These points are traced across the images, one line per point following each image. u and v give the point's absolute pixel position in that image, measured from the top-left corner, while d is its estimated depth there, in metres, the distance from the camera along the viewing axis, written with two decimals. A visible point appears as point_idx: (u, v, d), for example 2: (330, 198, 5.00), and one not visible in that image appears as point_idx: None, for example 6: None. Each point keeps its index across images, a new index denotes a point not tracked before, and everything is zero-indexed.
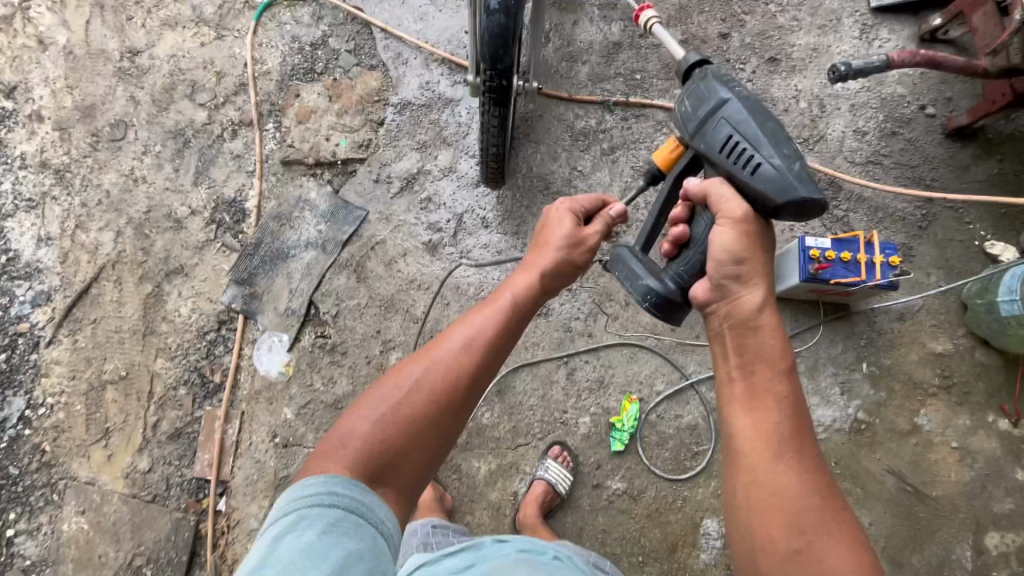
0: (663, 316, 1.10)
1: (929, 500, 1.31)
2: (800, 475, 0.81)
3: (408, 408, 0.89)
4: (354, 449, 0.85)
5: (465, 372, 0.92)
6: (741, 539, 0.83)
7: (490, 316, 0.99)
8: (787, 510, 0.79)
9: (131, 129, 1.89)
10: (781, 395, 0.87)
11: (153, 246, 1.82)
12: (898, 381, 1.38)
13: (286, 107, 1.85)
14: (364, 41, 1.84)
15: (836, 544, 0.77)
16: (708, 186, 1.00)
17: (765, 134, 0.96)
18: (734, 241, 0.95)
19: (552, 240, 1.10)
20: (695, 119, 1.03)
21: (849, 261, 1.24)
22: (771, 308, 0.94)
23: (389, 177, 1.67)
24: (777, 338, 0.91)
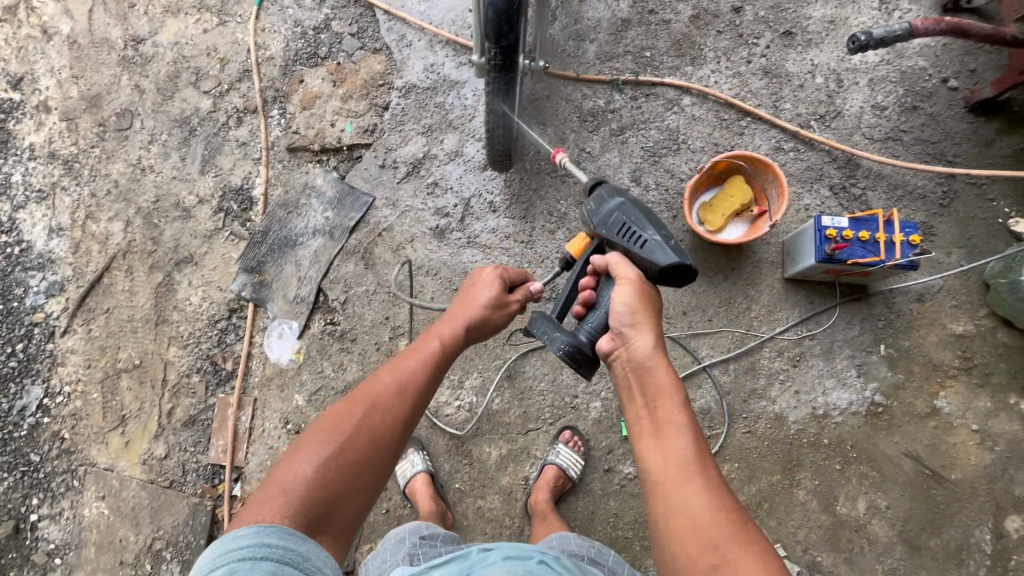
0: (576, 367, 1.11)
1: (947, 483, 1.29)
2: (706, 494, 0.81)
3: (349, 453, 0.92)
4: (294, 494, 0.86)
5: (397, 418, 0.98)
6: (667, 568, 0.79)
7: (416, 364, 1.06)
8: (699, 528, 0.78)
9: (137, 118, 1.89)
10: (681, 423, 0.88)
11: (162, 235, 1.83)
12: (916, 363, 1.35)
13: (290, 93, 1.83)
14: (367, 24, 1.80)
15: (752, 560, 0.74)
16: (607, 259, 1.12)
17: (648, 219, 1.13)
18: (630, 298, 1.04)
19: (476, 299, 1.18)
20: (593, 211, 1.18)
21: (868, 241, 1.20)
22: (661, 349, 0.99)
23: (395, 162, 1.65)
24: (670, 374, 0.95)
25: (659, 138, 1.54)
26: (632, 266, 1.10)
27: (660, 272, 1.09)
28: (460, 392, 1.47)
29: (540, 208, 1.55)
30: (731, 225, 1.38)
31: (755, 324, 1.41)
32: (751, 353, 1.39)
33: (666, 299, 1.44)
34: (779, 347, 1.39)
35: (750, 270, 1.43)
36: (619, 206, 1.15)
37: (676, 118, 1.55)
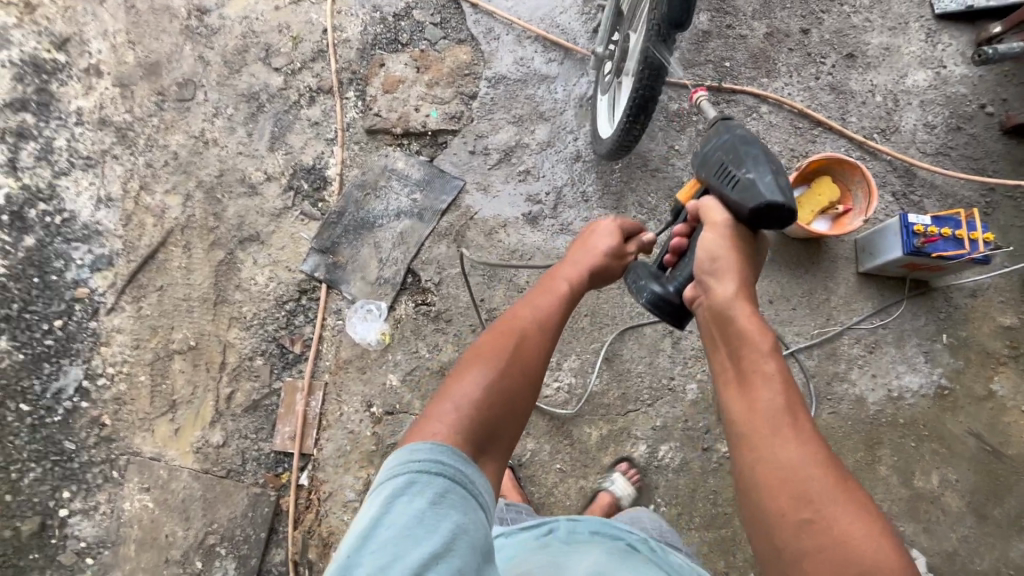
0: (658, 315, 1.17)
1: (1005, 458, 1.44)
2: (802, 446, 0.73)
3: (507, 376, 0.90)
4: (463, 411, 0.84)
5: (546, 346, 0.96)
6: (753, 523, 0.73)
7: (550, 299, 1.04)
8: (791, 480, 0.70)
9: (201, 90, 1.81)
10: (771, 371, 0.81)
11: (226, 212, 1.74)
12: (972, 351, 1.51)
13: (369, 76, 1.82)
14: (451, 15, 1.84)
15: (853, 515, 0.66)
16: (701, 203, 1.06)
17: (749, 157, 1.01)
18: (714, 245, 0.98)
19: (596, 243, 1.17)
20: (699, 153, 1.12)
21: (949, 236, 1.35)
22: (747, 296, 0.92)
23: (486, 149, 1.68)
24: (755, 321, 0.87)
25: None
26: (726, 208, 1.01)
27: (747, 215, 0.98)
28: (559, 373, 1.49)
29: (631, 199, 1.62)
30: (816, 220, 1.50)
31: (834, 313, 1.53)
32: (832, 340, 1.51)
33: (754, 288, 1.55)
34: (856, 334, 1.52)
35: (829, 263, 1.56)
36: (723, 147, 1.06)
37: (755, 124, 1.67)
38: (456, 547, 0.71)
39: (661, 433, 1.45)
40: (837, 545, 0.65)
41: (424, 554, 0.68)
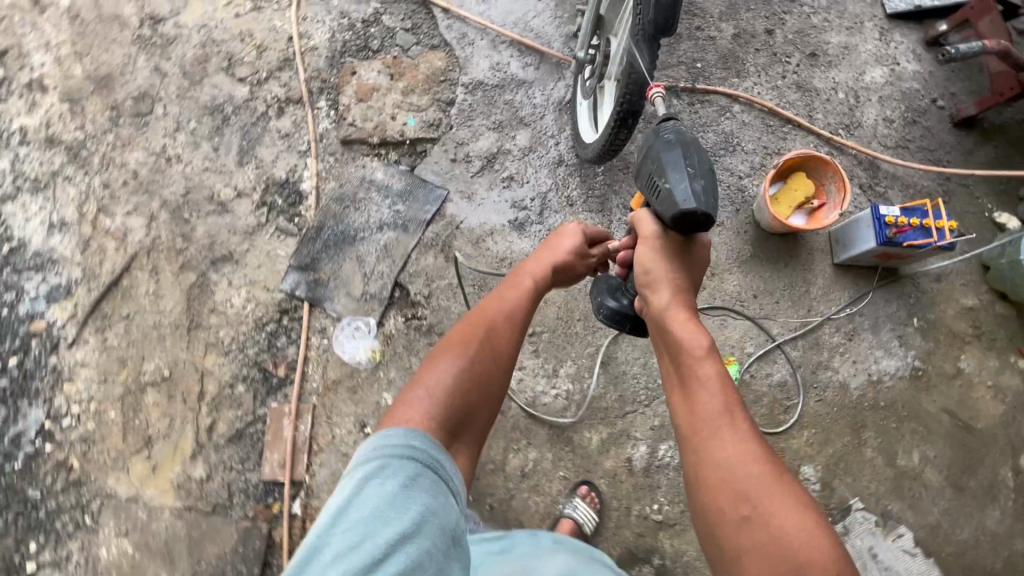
0: (619, 327, 1.31)
1: (975, 432, 1.53)
2: (738, 446, 0.86)
3: (476, 370, 0.97)
4: (434, 400, 0.92)
5: (510, 341, 1.03)
6: (700, 517, 0.85)
7: (515, 297, 1.11)
8: (730, 479, 0.83)
9: (159, 103, 1.70)
10: (709, 376, 0.95)
11: (194, 233, 1.65)
12: (941, 332, 1.60)
13: (341, 84, 1.76)
14: (422, 20, 1.80)
15: (786, 509, 0.78)
16: (636, 216, 1.17)
17: (670, 163, 1.04)
18: (649, 260, 1.12)
19: (562, 244, 1.23)
20: (636, 164, 1.16)
21: (918, 226, 1.42)
22: (681, 303, 1.08)
23: (468, 156, 1.65)
24: (694, 328, 1.03)
25: (717, 140, 1.69)
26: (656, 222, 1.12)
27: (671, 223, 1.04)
28: (556, 380, 1.49)
29: (616, 202, 1.62)
30: (793, 215, 1.55)
31: (814, 304, 1.59)
32: (814, 330, 1.57)
33: (738, 284, 1.59)
34: (836, 323, 1.58)
35: (807, 256, 1.61)
36: (650, 156, 1.10)
37: (729, 123, 1.71)
38: (425, 529, 0.77)
39: (660, 433, 1.47)
40: (773, 537, 0.76)
41: (392, 535, 0.74)
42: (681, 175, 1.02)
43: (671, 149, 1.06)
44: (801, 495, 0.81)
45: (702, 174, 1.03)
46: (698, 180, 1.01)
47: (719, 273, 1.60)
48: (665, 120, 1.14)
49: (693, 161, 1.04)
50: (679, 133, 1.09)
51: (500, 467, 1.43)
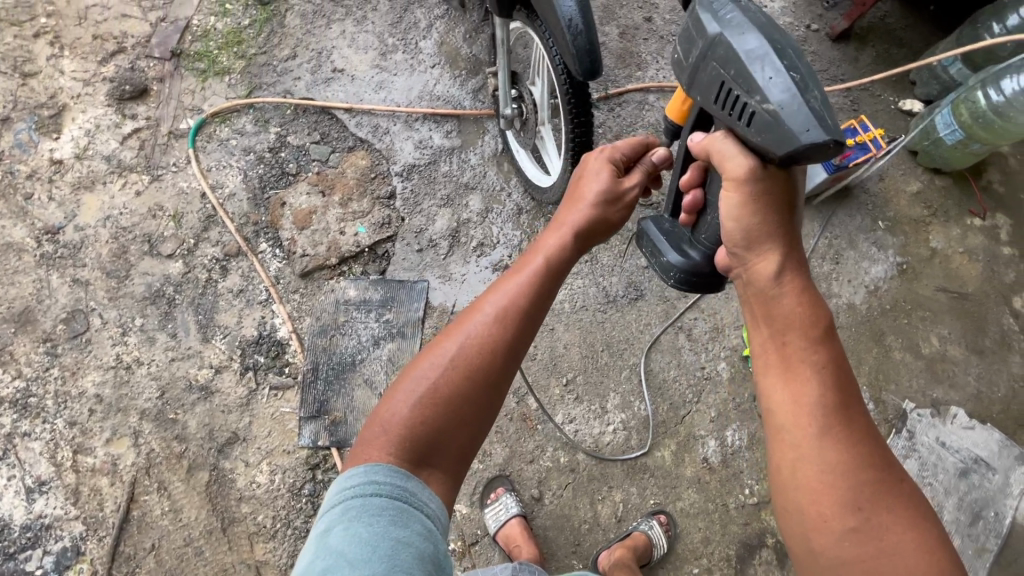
0: (692, 290, 1.04)
1: (969, 296, 1.67)
2: (850, 450, 0.69)
3: (445, 389, 0.79)
4: (395, 432, 0.76)
5: (495, 348, 0.82)
6: (789, 516, 0.72)
7: (519, 283, 0.88)
8: (839, 487, 0.68)
9: (94, 314, 1.58)
10: (819, 362, 0.73)
11: (188, 428, 1.52)
12: (905, 224, 1.73)
13: (275, 220, 1.69)
14: (328, 127, 1.77)
15: (897, 525, 0.67)
16: (711, 146, 0.82)
17: (758, 69, 0.71)
18: (741, 212, 0.78)
19: (585, 192, 0.98)
20: (687, 63, 0.82)
21: (855, 145, 1.56)
22: (794, 273, 0.78)
23: (432, 240, 1.65)
24: (803, 302, 0.77)
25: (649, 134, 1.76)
26: (745, 153, 0.77)
27: (780, 162, 0.72)
28: (609, 416, 1.49)
29: None
30: None
31: None
32: None
33: None
34: (820, 253, 1.68)
35: None
36: (716, 55, 0.76)
37: (652, 114, 1.78)
38: (399, 562, 0.65)
39: (721, 421, 1.50)
40: (883, 551, 0.65)
41: None
42: (783, 83, 0.70)
43: (747, 43, 0.73)
44: (915, 504, 0.69)
45: (809, 77, 0.71)
46: (813, 91, 0.69)
47: None
48: None
49: (789, 59, 0.71)
50: (747, 15, 0.75)
51: (595, 522, 1.41)
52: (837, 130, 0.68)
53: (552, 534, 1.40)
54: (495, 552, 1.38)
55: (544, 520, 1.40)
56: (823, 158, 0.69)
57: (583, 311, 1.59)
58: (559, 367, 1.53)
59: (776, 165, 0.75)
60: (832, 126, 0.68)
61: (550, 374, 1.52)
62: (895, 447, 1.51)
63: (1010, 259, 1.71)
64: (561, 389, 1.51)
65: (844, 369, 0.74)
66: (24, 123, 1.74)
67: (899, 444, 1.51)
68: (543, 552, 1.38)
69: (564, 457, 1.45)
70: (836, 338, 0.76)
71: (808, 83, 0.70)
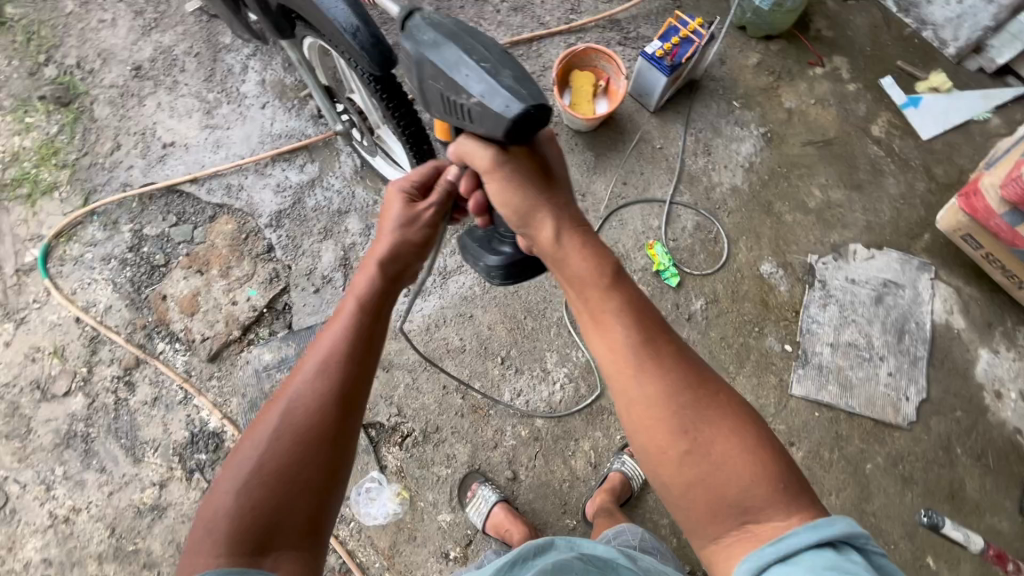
0: (517, 280, 1.04)
1: (834, 140, 1.76)
2: (665, 377, 0.67)
3: (271, 463, 0.68)
4: (222, 527, 0.64)
5: (322, 407, 0.72)
6: (638, 460, 0.70)
7: (341, 327, 0.80)
8: (664, 416, 0.66)
9: (10, 481, 1.48)
10: (618, 305, 0.72)
11: (153, 552, 1.45)
12: (756, 96, 1.80)
13: (163, 316, 1.61)
14: (181, 203, 1.69)
15: (725, 434, 0.65)
16: (458, 150, 0.82)
17: (455, 69, 0.72)
18: (506, 196, 0.79)
19: (385, 223, 0.91)
20: (410, 87, 0.82)
21: (680, 41, 1.60)
22: (573, 231, 0.79)
23: (326, 276, 1.62)
24: (588, 257, 0.76)
25: None
26: (485, 145, 0.77)
27: (507, 142, 0.73)
28: (553, 375, 1.51)
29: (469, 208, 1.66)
30: (597, 102, 1.70)
31: (666, 151, 1.73)
32: (683, 170, 1.71)
33: (606, 185, 1.68)
34: (691, 151, 1.73)
35: (630, 123, 1.75)
36: (420, 69, 0.76)
37: None
38: None
39: None
40: (716, 464, 0.64)
41: None
42: (478, 76, 0.71)
43: (440, 50, 0.74)
44: (740, 407, 0.68)
45: (501, 62, 0.72)
46: (505, 71, 0.71)
47: (588, 187, 1.68)
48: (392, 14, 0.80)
49: (479, 52, 0.73)
50: (433, 23, 0.76)
51: (574, 477, 1.44)
52: (537, 97, 0.70)
53: (539, 504, 1.42)
54: (492, 543, 1.39)
55: (527, 494, 1.43)
56: (539, 125, 0.71)
57: (494, 288, 1.59)
58: (490, 349, 1.53)
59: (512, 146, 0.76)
60: (532, 95, 0.70)
61: (485, 359, 1.53)
62: (814, 300, 1.59)
63: (857, 94, 1.81)
64: (500, 369, 1.52)
65: (644, 306, 0.73)
66: None
67: (816, 296, 1.59)
68: (536, 524, 1.41)
69: (525, 430, 1.47)
70: (628, 274, 0.75)
71: (502, 65, 0.72)
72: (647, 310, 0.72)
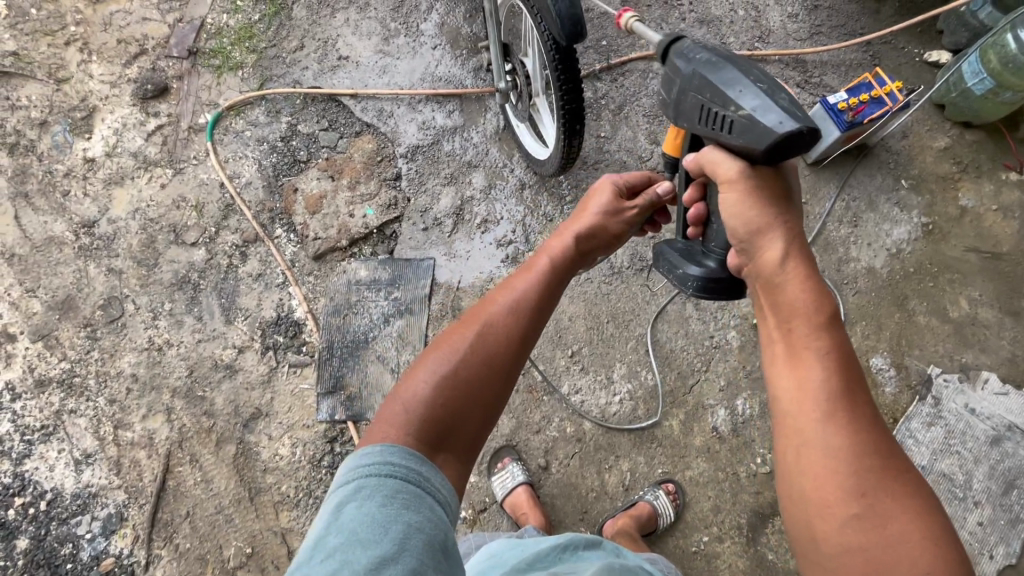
0: (716, 298, 0.99)
1: (1005, 256, 1.57)
2: (858, 437, 0.63)
3: (466, 372, 0.78)
4: (419, 412, 0.74)
5: (514, 337, 0.82)
6: (790, 509, 0.67)
7: (527, 283, 0.89)
8: (842, 473, 0.62)
9: (128, 300, 1.70)
10: (825, 347, 0.69)
11: (215, 404, 1.61)
12: (930, 182, 1.64)
13: (289, 206, 1.76)
14: (336, 113, 1.83)
15: (905, 516, 0.60)
16: (699, 158, 0.86)
17: (728, 86, 0.80)
18: (739, 207, 0.80)
19: (588, 207, 1.03)
20: (669, 100, 0.91)
21: (870, 99, 1.49)
22: (801, 258, 0.76)
23: (437, 219, 1.69)
24: (808, 289, 0.74)
25: (653, 103, 1.73)
26: (734, 156, 0.81)
27: (763, 157, 0.77)
28: (615, 387, 1.49)
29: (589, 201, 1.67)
30: None
31: (809, 209, 1.62)
32: (820, 233, 1.60)
33: None
34: (836, 216, 1.61)
35: None
36: (692, 86, 0.85)
37: (656, 82, 1.75)
38: (412, 547, 0.60)
39: (731, 390, 1.48)
40: (890, 542, 0.59)
41: (372, 559, 0.58)
42: (752, 93, 0.77)
43: (719, 72, 0.82)
44: (926, 500, 0.62)
45: (775, 86, 0.78)
46: (780, 92, 0.76)
47: None
48: (675, 41, 0.90)
49: (755, 75, 0.80)
50: (713, 51, 0.85)
51: (602, 491, 1.42)
52: (807, 120, 0.74)
53: (559, 502, 1.42)
54: (503, 518, 1.41)
55: (552, 488, 1.43)
56: (801, 145, 0.74)
57: (587, 283, 1.58)
58: (564, 339, 1.53)
59: (767, 165, 0.79)
60: (804, 118, 0.74)
61: (555, 347, 1.53)
62: (919, 415, 1.44)
63: None
64: (567, 361, 1.52)
65: (850, 360, 0.69)
66: (60, 125, 1.86)
67: (923, 411, 1.44)
68: (550, 520, 1.40)
69: (570, 428, 1.46)
70: (844, 326, 0.71)
71: (776, 90, 0.78)
72: (852, 363, 0.69)
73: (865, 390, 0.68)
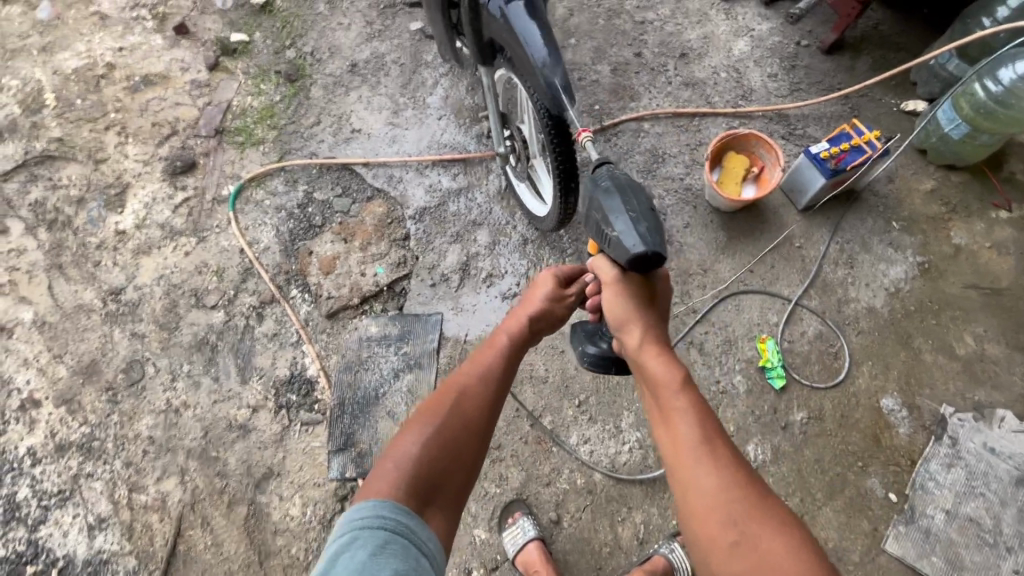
0: (605, 373, 1.18)
1: (1004, 291, 1.59)
2: (720, 474, 0.76)
3: (443, 435, 0.87)
4: (404, 469, 0.82)
5: (485, 403, 0.93)
6: (694, 554, 0.75)
7: (493, 355, 1.01)
8: (716, 507, 0.73)
9: (149, 363, 1.76)
10: (684, 406, 0.84)
11: (228, 465, 1.63)
12: (921, 222, 1.68)
13: (304, 268, 1.85)
14: (349, 180, 1.95)
15: (772, 534, 0.70)
16: (593, 262, 1.06)
17: (611, 211, 0.95)
18: (613, 303, 1.00)
19: (536, 295, 1.14)
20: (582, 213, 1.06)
21: (850, 148, 1.58)
22: (655, 341, 0.96)
23: (444, 275, 1.76)
24: (665, 362, 0.91)
25: (646, 159, 1.83)
26: (612, 265, 1.01)
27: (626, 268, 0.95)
28: (624, 435, 1.49)
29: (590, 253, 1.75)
30: (744, 187, 1.71)
31: (804, 252, 1.67)
32: (817, 276, 1.64)
33: (731, 268, 1.66)
34: (832, 259, 1.65)
35: (773, 216, 1.72)
36: (592, 206, 1.00)
37: (647, 141, 1.86)
38: None
39: (741, 435, 1.47)
40: (764, 560, 0.68)
41: None
42: (625, 220, 0.93)
43: (609, 197, 0.97)
44: (787, 519, 0.72)
45: (644, 215, 0.94)
46: (642, 222, 0.92)
47: (712, 264, 1.67)
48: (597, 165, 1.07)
49: (633, 204, 0.95)
50: (613, 177, 1.00)
51: (616, 545, 1.39)
52: (657, 246, 0.91)
53: (573, 558, 1.39)
54: None
55: (564, 544, 1.40)
56: (652, 263, 0.92)
57: None
58: (571, 388, 1.54)
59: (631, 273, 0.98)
60: (655, 245, 0.91)
61: (563, 396, 1.54)
62: (937, 456, 1.41)
63: None
64: (574, 411, 1.52)
65: (705, 413, 0.84)
66: (96, 202, 2.01)
67: (941, 452, 1.41)
68: None
69: (581, 479, 1.45)
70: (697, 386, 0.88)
71: (646, 218, 0.94)
72: (709, 415, 0.83)
73: (723, 435, 0.82)
